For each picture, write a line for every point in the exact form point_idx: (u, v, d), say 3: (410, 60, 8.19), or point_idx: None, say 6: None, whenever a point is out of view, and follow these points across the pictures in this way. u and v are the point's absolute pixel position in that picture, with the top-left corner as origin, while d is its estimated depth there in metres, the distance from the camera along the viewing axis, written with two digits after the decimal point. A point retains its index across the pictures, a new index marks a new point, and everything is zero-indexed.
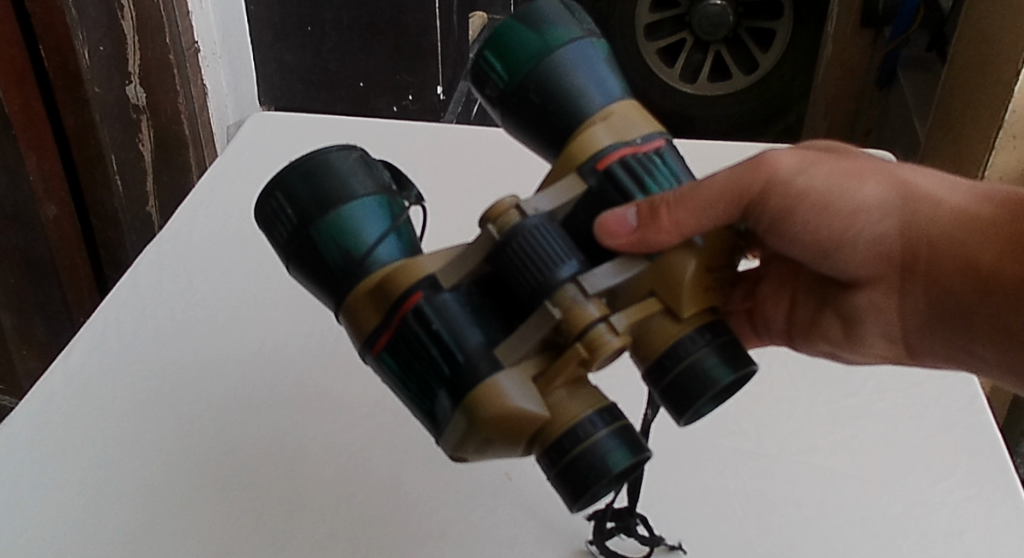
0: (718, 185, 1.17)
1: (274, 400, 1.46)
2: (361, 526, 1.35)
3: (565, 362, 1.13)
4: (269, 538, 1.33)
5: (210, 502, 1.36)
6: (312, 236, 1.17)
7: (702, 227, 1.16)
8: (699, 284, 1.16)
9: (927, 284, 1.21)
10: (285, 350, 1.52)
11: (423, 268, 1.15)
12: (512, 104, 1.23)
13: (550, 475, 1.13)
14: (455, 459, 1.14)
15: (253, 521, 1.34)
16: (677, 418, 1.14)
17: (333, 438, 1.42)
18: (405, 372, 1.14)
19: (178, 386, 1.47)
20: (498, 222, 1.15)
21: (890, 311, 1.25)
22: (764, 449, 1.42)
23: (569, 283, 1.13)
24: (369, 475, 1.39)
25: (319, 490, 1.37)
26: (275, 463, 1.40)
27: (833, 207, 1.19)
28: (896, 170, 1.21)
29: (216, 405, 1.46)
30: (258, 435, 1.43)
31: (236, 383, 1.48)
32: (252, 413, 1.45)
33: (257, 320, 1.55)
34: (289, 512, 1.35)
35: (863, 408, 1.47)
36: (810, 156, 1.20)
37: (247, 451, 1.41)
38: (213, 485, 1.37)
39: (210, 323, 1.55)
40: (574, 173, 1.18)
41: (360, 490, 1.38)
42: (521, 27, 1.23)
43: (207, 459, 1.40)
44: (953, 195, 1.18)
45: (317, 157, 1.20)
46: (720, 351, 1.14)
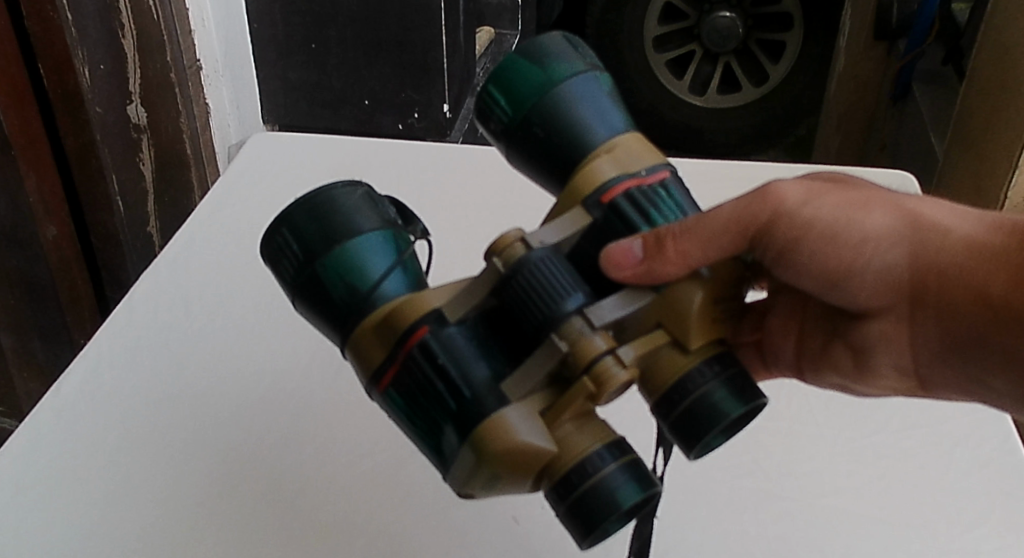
0: (724, 216, 1.16)
1: (279, 432, 1.46)
2: None
3: (572, 396, 1.12)
4: None
5: (210, 538, 1.35)
6: (317, 272, 1.17)
7: (709, 258, 1.15)
8: (706, 316, 1.15)
9: (938, 314, 1.20)
10: (290, 383, 1.51)
11: (429, 302, 1.14)
12: (517, 139, 1.23)
13: (560, 512, 1.12)
14: (462, 496, 1.13)
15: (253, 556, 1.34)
16: (687, 452, 1.13)
17: (339, 474, 1.42)
18: (411, 408, 1.13)
19: (181, 415, 1.47)
20: (503, 255, 1.15)
21: (901, 341, 1.23)
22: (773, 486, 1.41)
23: (575, 315, 1.13)
24: (373, 512, 1.38)
25: (321, 527, 1.37)
26: (277, 498, 1.39)
27: (839, 237, 1.18)
28: (903, 200, 1.20)
29: (217, 437, 1.45)
30: (259, 467, 1.42)
31: (242, 414, 1.48)
32: (254, 446, 1.44)
33: (261, 349, 1.55)
34: (290, 548, 1.35)
35: (886, 446, 1.44)
36: (816, 187, 1.20)
37: (248, 485, 1.40)
38: (213, 521, 1.37)
39: (212, 352, 1.54)
40: (579, 207, 1.18)
41: (364, 529, 1.37)
42: (525, 62, 1.23)
43: (211, 491, 1.40)
44: (961, 224, 1.18)
45: (323, 193, 1.20)
46: (729, 383, 1.14)
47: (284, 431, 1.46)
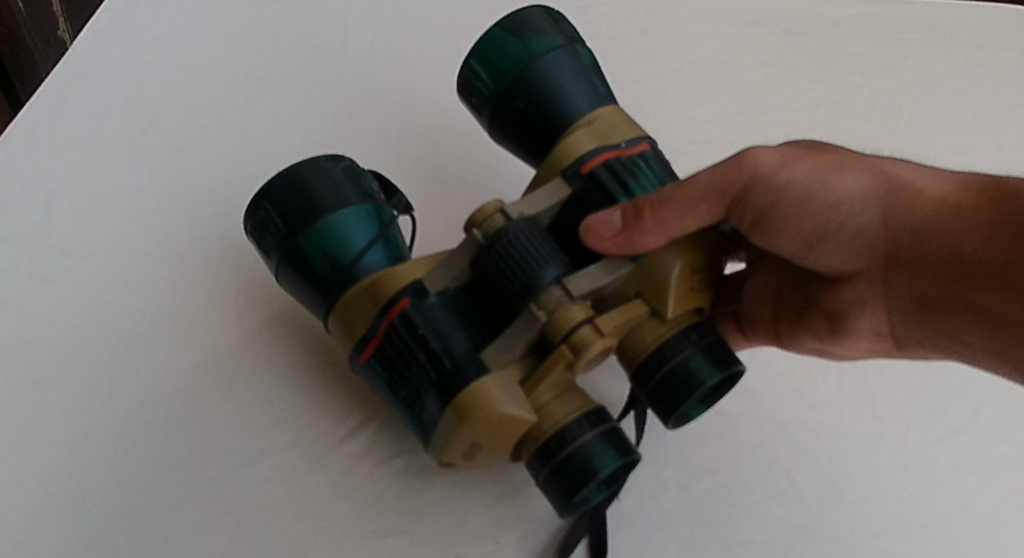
0: (702, 184, 1.16)
1: (238, 411, 1.27)
2: (301, 507, 1.23)
3: (551, 365, 1.14)
4: (187, 510, 1.22)
5: (125, 460, 1.24)
6: (299, 245, 1.17)
7: (688, 226, 1.16)
8: (685, 285, 1.16)
9: (912, 272, 1.18)
10: (259, 349, 1.31)
11: (410, 274, 1.17)
12: (498, 112, 1.23)
13: (539, 479, 1.15)
14: (444, 464, 1.16)
15: (174, 488, 1.23)
16: (665, 420, 1.16)
17: (276, 392, 1.28)
18: (393, 378, 1.15)
19: (109, 353, 1.29)
20: (483, 227, 1.17)
21: (877, 303, 1.23)
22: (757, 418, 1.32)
23: (553, 285, 1.15)
24: (314, 446, 1.26)
25: (252, 457, 1.25)
26: (205, 412, 1.27)
27: (816, 201, 1.17)
28: (880, 163, 1.19)
29: (136, 329, 1.31)
30: (187, 371, 1.29)
31: (184, 375, 1.29)
32: (178, 342, 1.30)
33: (218, 281, 1.35)
34: (216, 478, 1.24)
35: (936, 421, 1.32)
36: (791, 151, 1.19)
37: (172, 391, 1.28)
38: (131, 440, 1.25)
39: (155, 277, 1.35)
40: (558, 178, 1.19)
41: (304, 464, 1.25)
42: (505, 36, 1.23)
43: (141, 428, 1.25)
44: (938, 187, 1.17)
45: (306, 165, 1.20)
46: (706, 351, 1.16)
47: (247, 400, 1.28)
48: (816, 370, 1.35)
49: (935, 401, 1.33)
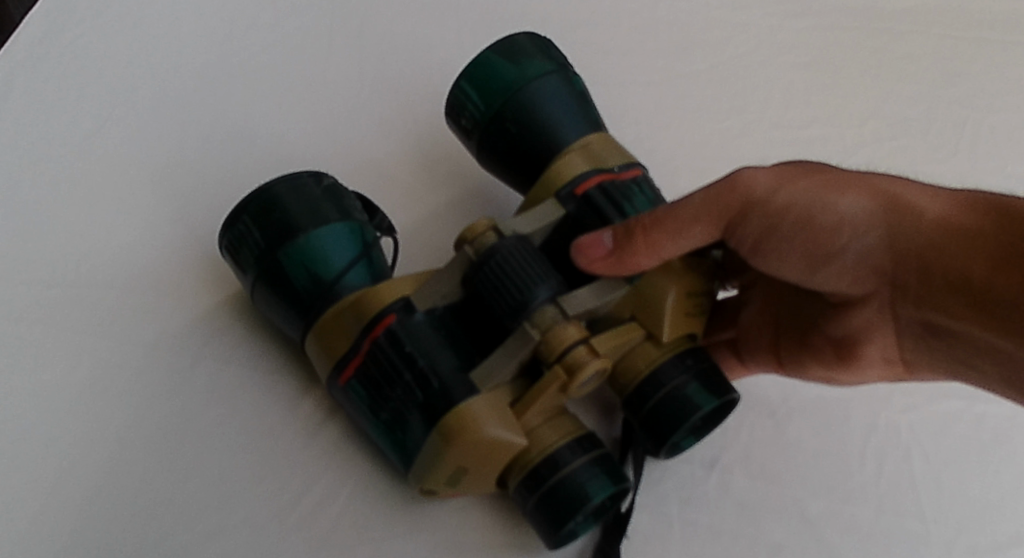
0: (695, 204, 1.10)
1: (195, 489, 1.09)
2: (260, 527, 1.08)
3: (544, 385, 1.08)
4: (130, 529, 1.06)
5: (59, 469, 1.08)
6: (279, 261, 1.11)
7: (682, 245, 1.11)
8: (681, 310, 1.12)
9: (919, 300, 1.12)
10: (220, 411, 1.12)
11: (397, 290, 1.11)
12: (487, 135, 1.18)
13: (526, 508, 1.08)
14: (425, 492, 1.09)
15: (114, 501, 1.07)
16: (657, 450, 1.11)
17: (231, 397, 1.12)
18: (375, 400, 1.08)
19: (44, 349, 1.12)
20: (475, 244, 1.12)
21: (886, 328, 1.17)
22: (766, 450, 1.21)
23: (547, 304, 1.10)
24: (272, 458, 1.11)
25: (204, 469, 1.09)
26: (150, 416, 1.11)
27: (815, 223, 1.10)
28: (880, 180, 1.11)
29: (75, 323, 1.14)
30: (130, 372, 1.12)
31: (132, 446, 1.09)
32: (121, 339, 1.14)
33: (177, 297, 1.17)
34: (162, 491, 1.08)
35: (954, 465, 1.23)
36: (787, 170, 1.12)
37: (112, 393, 1.11)
38: (65, 446, 1.09)
39: (103, 317, 1.14)
40: (552, 199, 1.15)
41: (262, 479, 1.10)
42: (498, 58, 1.18)
43: (76, 432, 1.09)
44: (940, 205, 1.09)
45: (286, 179, 1.14)
46: (700, 377, 1.11)
47: (205, 474, 1.09)
48: (851, 454, 1.22)
49: (980, 494, 1.22)
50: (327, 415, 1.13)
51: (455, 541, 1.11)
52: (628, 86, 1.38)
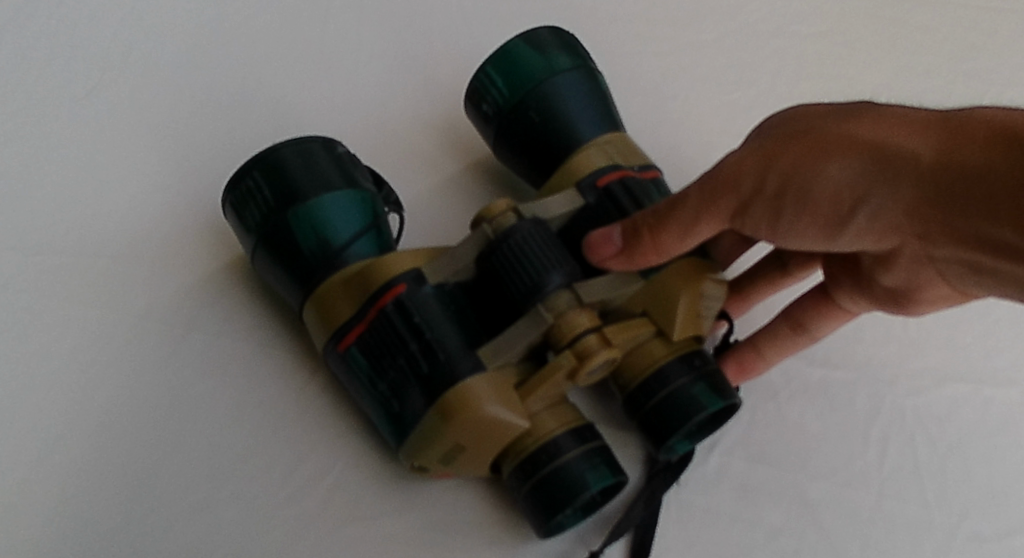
0: (690, 204, 1.00)
1: (186, 463, 1.07)
2: (247, 498, 1.06)
3: (552, 370, 1.01)
4: (116, 493, 1.05)
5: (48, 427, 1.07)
6: (287, 221, 1.06)
7: (692, 243, 1.02)
8: (696, 310, 1.06)
9: (961, 245, 0.95)
10: (213, 385, 1.10)
11: (409, 259, 1.02)
12: (507, 122, 1.16)
13: (520, 495, 1.00)
14: (415, 469, 1.01)
15: (101, 464, 1.06)
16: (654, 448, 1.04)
17: (228, 366, 1.11)
18: (374, 370, 1.00)
19: (41, 306, 1.11)
20: (495, 222, 1.04)
21: (927, 274, 1.02)
22: (790, 437, 1.11)
23: (563, 289, 1.02)
24: (265, 428, 1.09)
25: (195, 438, 1.08)
26: (145, 381, 1.10)
27: (814, 199, 0.97)
28: (859, 132, 0.96)
29: (74, 283, 1.13)
30: (127, 336, 1.11)
31: (124, 418, 1.08)
32: (121, 301, 1.13)
33: (178, 263, 1.15)
34: (150, 458, 1.07)
35: (990, 468, 1.13)
36: (764, 148, 0.98)
37: (108, 356, 1.10)
38: (57, 405, 1.08)
39: (97, 286, 1.13)
40: (571, 188, 1.13)
41: (253, 450, 1.08)
42: (525, 47, 1.17)
43: (69, 392, 1.08)
44: (933, 145, 0.93)
45: (292, 143, 1.09)
46: (708, 378, 1.05)
47: (195, 443, 1.08)
48: (855, 438, 1.11)
49: (1005, 491, 1.12)
50: (320, 391, 1.11)
51: (447, 521, 1.07)
52: (660, 60, 1.32)
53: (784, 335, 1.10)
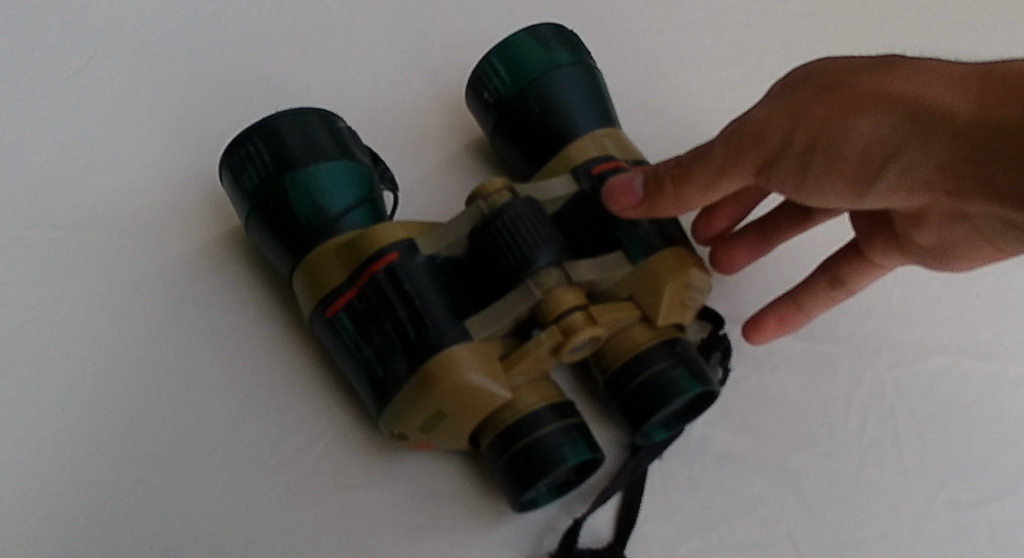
0: (716, 159, 0.98)
1: (170, 433, 1.07)
2: (228, 467, 1.06)
3: (537, 345, 1.00)
4: (98, 456, 1.05)
5: (34, 388, 1.07)
6: (284, 187, 1.07)
7: (715, 197, 1.01)
8: (682, 296, 1.03)
9: (993, 204, 0.93)
10: (201, 356, 1.10)
11: (403, 229, 1.03)
12: (507, 111, 1.16)
13: (496, 466, 0.99)
14: (394, 436, 1.01)
15: (84, 426, 1.06)
16: (633, 431, 1.01)
17: (217, 337, 1.11)
18: (361, 336, 1.00)
19: (33, 270, 1.12)
20: (489, 199, 1.04)
21: (961, 228, 1.01)
22: (777, 420, 1.07)
23: (551, 267, 1.01)
24: (249, 399, 1.08)
25: (179, 405, 1.08)
26: (133, 348, 1.10)
27: (844, 153, 0.95)
28: (892, 86, 0.94)
29: (67, 250, 1.14)
30: (117, 304, 1.12)
31: (112, 387, 1.08)
32: (113, 270, 1.14)
33: (170, 235, 1.16)
34: (134, 422, 1.07)
35: (988, 453, 1.08)
36: (795, 102, 0.97)
37: (97, 322, 1.11)
38: (43, 367, 1.08)
39: (90, 254, 1.14)
40: (567, 174, 1.07)
41: (238, 420, 1.07)
42: (529, 40, 1.16)
43: (57, 355, 1.09)
44: (970, 98, 0.91)
45: (290, 114, 1.10)
46: (689, 364, 1.02)
47: (179, 410, 1.08)
48: (836, 409, 1.08)
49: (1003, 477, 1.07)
50: (305, 364, 1.10)
51: (431, 494, 1.04)
52: (657, 51, 1.32)
53: (823, 291, 1.09)
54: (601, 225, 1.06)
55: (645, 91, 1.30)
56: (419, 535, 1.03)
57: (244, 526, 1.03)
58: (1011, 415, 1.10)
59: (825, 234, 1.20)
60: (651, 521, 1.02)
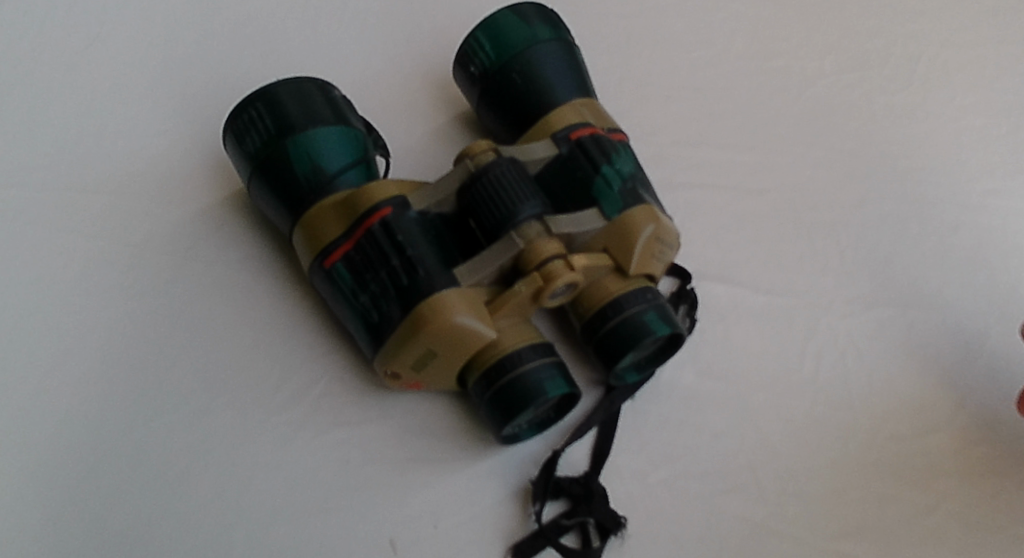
0: None
1: (180, 378, 1.15)
2: (235, 406, 1.14)
3: (519, 291, 1.09)
4: (112, 398, 1.14)
5: (55, 337, 1.16)
6: (285, 149, 1.16)
7: None
8: (652, 247, 1.13)
9: None
10: (208, 309, 1.18)
11: (396, 188, 1.12)
12: (492, 84, 1.25)
13: (481, 401, 1.08)
14: (388, 376, 1.10)
15: (101, 371, 1.15)
16: (607, 370, 1.11)
17: (223, 289, 1.19)
18: (358, 284, 1.09)
19: (52, 233, 1.21)
20: (476, 160, 1.13)
21: None
22: (737, 366, 1.17)
23: (533, 220, 1.10)
24: (254, 345, 1.16)
25: (189, 351, 1.16)
26: (144, 300, 1.18)
27: None
28: None
29: (84, 214, 1.22)
30: (130, 260, 1.20)
31: (126, 336, 1.16)
32: (126, 231, 1.22)
33: (177, 198, 1.24)
34: (147, 366, 1.15)
35: (935, 393, 1.17)
36: None
37: (112, 278, 1.19)
38: (62, 319, 1.17)
39: (105, 216, 1.22)
40: (547, 139, 1.16)
41: (244, 364, 1.16)
42: (512, 17, 1.26)
43: (75, 307, 1.17)
44: None
45: (290, 83, 1.19)
46: (659, 308, 1.11)
47: (189, 355, 1.16)
48: (791, 357, 1.18)
49: (948, 413, 1.16)
50: (304, 311, 1.18)
51: (421, 428, 1.12)
52: (630, 24, 1.41)
53: None
54: (579, 184, 1.15)
55: (620, 62, 1.38)
56: (411, 466, 1.11)
57: (248, 458, 1.12)
58: (950, 356, 1.19)
59: (784, 197, 1.30)
60: (623, 455, 1.11)
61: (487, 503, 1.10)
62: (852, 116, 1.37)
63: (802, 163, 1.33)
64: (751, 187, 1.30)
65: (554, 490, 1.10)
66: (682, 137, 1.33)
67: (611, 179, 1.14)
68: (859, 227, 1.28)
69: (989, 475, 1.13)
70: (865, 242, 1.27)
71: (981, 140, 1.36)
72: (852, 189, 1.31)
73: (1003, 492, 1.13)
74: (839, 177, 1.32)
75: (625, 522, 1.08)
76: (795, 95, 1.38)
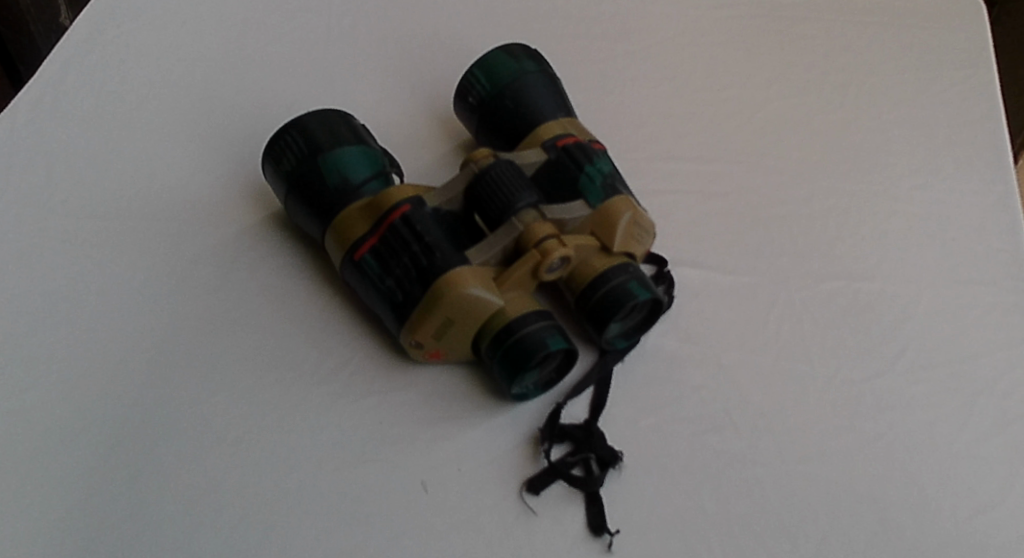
0: None
1: (235, 358, 1.33)
2: (283, 381, 1.31)
3: (521, 268, 1.29)
4: (176, 379, 1.31)
5: (124, 333, 1.33)
6: (315, 165, 1.35)
7: None
8: (632, 229, 1.33)
9: None
10: (254, 303, 1.36)
11: (413, 190, 1.32)
12: (488, 110, 1.46)
13: (492, 361, 1.27)
14: (413, 347, 1.28)
15: (164, 358, 1.32)
16: (599, 333, 1.30)
17: (266, 285, 1.38)
18: (384, 269, 1.29)
19: (116, 250, 1.40)
20: (478, 164, 1.34)
21: None
22: (710, 330, 1.36)
23: (529, 210, 1.31)
24: (295, 330, 1.35)
25: (241, 338, 1.34)
26: (199, 299, 1.37)
27: None
28: None
29: (142, 234, 1.41)
30: (183, 268, 1.39)
31: (185, 328, 1.34)
32: (179, 243, 1.41)
33: (221, 214, 1.43)
34: (204, 352, 1.33)
35: (879, 348, 1.37)
36: None
37: (169, 283, 1.37)
38: (129, 317, 1.35)
39: (160, 234, 1.41)
40: (538, 148, 1.37)
41: (287, 346, 1.34)
42: (503, 56, 1.48)
43: (139, 307, 1.35)
44: None
45: (317, 113, 1.39)
46: (640, 279, 1.31)
47: (240, 341, 1.34)
48: (754, 323, 1.37)
49: (891, 363, 1.36)
50: (336, 300, 1.37)
51: (442, 392, 1.31)
52: (600, 65, 1.63)
53: None
54: (567, 182, 1.35)
55: (594, 95, 1.60)
56: (436, 423, 1.29)
57: (297, 422, 1.29)
58: (888, 317, 1.39)
59: (742, 195, 1.50)
60: (616, 407, 1.30)
61: (503, 450, 1.28)
62: (797, 130, 1.58)
63: (756, 168, 1.53)
64: (714, 189, 1.51)
65: (559, 435, 1.28)
66: (652, 151, 1.54)
67: (593, 175, 1.35)
68: (810, 217, 1.48)
69: (929, 410, 1.33)
70: (813, 229, 1.47)
71: (907, 145, 1.58)
72: (800, 188, 1.52)
73: (942, 421, 1.33)
74: (788, 179, 1.52)
75: (621, 456, 1.28)
76: (745, 114, 1.59)
